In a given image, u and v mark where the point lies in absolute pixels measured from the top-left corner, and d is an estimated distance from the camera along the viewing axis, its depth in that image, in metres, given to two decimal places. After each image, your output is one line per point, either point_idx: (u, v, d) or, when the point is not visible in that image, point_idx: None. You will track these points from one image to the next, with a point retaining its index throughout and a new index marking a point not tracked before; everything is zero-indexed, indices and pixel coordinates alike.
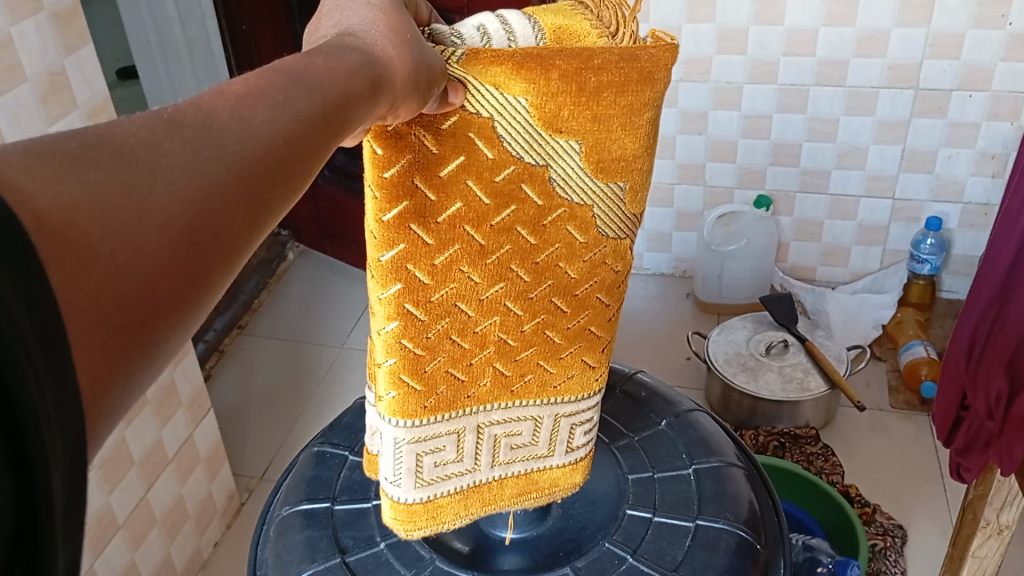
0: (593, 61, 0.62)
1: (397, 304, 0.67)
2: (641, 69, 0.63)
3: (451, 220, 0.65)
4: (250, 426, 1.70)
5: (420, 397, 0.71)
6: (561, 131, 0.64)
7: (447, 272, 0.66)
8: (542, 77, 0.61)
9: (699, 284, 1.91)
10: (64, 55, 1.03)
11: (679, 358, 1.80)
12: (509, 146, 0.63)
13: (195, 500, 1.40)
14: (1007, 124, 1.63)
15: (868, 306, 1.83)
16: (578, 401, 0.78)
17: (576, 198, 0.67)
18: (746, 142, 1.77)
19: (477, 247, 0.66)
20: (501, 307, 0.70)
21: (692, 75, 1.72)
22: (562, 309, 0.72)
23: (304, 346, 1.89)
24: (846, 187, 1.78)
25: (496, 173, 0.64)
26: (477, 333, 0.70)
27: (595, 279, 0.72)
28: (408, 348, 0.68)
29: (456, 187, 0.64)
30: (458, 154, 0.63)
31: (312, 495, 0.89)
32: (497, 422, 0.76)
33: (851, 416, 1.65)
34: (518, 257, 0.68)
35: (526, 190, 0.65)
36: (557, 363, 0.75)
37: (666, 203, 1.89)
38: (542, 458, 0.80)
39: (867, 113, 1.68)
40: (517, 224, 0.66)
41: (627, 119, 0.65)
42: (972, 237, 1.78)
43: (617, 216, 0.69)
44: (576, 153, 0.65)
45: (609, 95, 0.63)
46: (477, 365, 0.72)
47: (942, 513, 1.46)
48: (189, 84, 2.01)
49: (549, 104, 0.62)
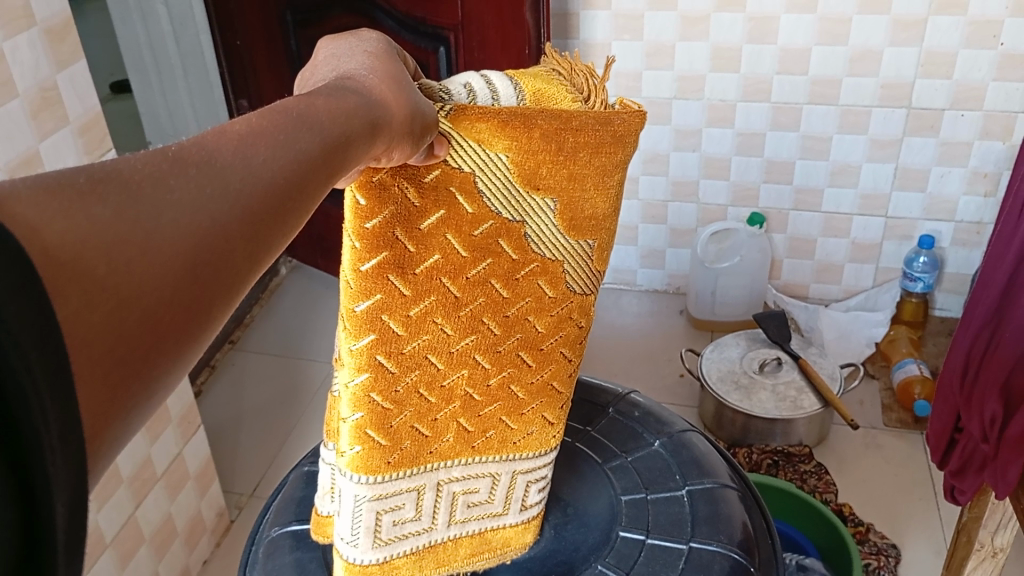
0: (571, 123, 0.63)
1: (369, 356, 0.65)
2: (614, 132, 0.64)
3: (428, 272, 0.65)
4: (240, 443, 1.69)
5: (385, 452, 0.69)
6: (538, 188, 0.65)
7: (421, 323, 0.66)
8: (524, 135, 0.62)
9: (692, 301, 1.90)
10: (56, 69, 1.03)
11: (673, 375, 1.79)
12: (489, 202, 0.64)
13: (184, 518, 1.39)
14: (999, 143, 1.64)
15: (861, 323, 1.83)
16: (535, 458, 0.78)
17: (547, 253, 0.68)
18: (739, 159, 1.77)
19: (451, 299, 0.66)
20: (470, 359, 0.70)
21: (686, 93, 1.72)
22: (527, 364, 0.72)
23: (295, 361, 1.88)
24: (839, 205, 1.78)
25: (472, 231, 0.65)
26: (443, 386, 0.70)
27: (561, 334, 0.72)
28: (376, 402, 0.67)
29: (434, 240, 0.64)
30: (439, 208, 0.63)
31: (301, 516, 0.89)
32: (457, 479, 0.75)
33: (845, 433, 1.65)
34: (490, 310, 0.68)
35: (502, 245, 0.66)
36: (518, 420, 0.75)
37: (659, 220, 1.89)
38: (497, 516, 0.79)
39: (859, 131, 1.68)
40: (491, 277, 0.67)
41: (599, 178, 0.66)
42: (965, 255, 1.78)
43: (584, 272, 0.71)
44: (550, 211, 0.66)
45: (585, 155, 0.64)
46: (442, 420, 0.71)
47: (936, 532, 1.45)
48: (182, 98, 1.99)
49: (528, 161, 0.63)
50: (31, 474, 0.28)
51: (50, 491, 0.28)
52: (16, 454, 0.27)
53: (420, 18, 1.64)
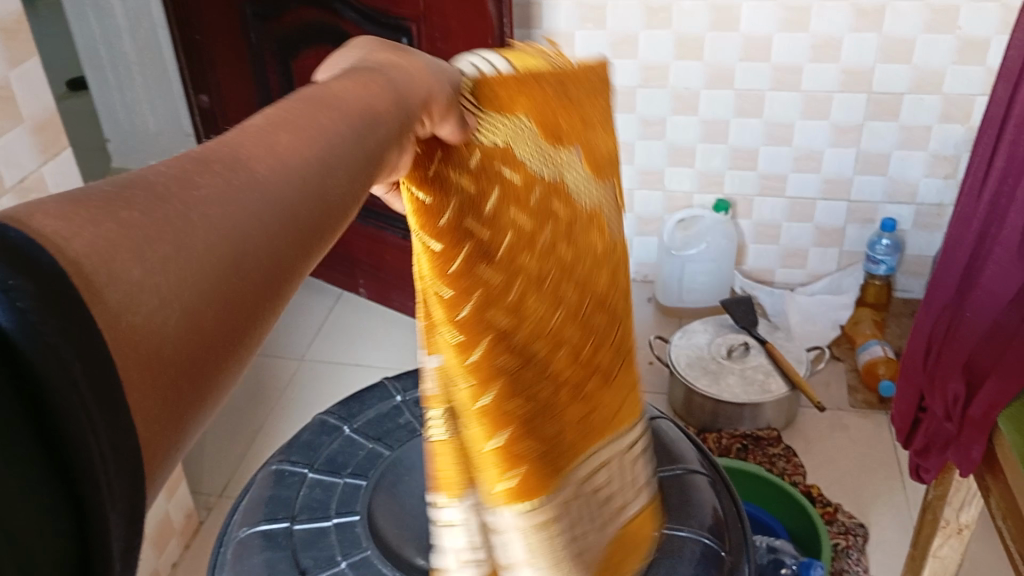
0: (557, 77, 0.74)
1: (484, 366, 0.64)
2: (585, 78, 0.77)
3: (508, 252, 0.69)
4: (208, 443, 1.67)
5: (533, 462, 0.64)
6: (559, 143, 0.75)
7: (519, 306, 0.69)
8: (530, 97, 0.72)
9: (660, 289, 1.91)
10: (8, 67, 1.00)
11: (642, 362, 1.80)
12: (530, 166, 0.73)
13: (153, 520, 1.37)
14: (959, 127, 1.66)
15: (825, 308, 1.86)
16: (624, 436, 0.76)
17: (588, 203, 0.78)
18: (704, 146, 1.78)
19: (535, 275, 0.71)
20: (564, 333, 0.72)
21: (650, 82, 1.73)
22: (603, 322, 0.76)
23: (263, 359, 1.85)
24: (803, 190, 1.80)
25: (523, 228, 0.71)
26: (547, 368, 0.69)
27: (615, 284, 0.79)
28: (507, 407, 0.64)
29: (504, 218, 0.70)
30: (494, 187, 0.70)
31: (270, 515, 0.88)
32: (591, 477, 0.71)
33: (812, 416, 1.67)
34: (566, 275, 0.73)
35: (555, 204, 0.74)
36: (609, 393, 0.75)
37: (626, 208, 1.90)
38: (622, 509, 0.75)
39: (821, 117, 1.70)
40: (558, 239, 0.74)
41: (596, 118, 0.78)
42: (926, 237, 1.80)
43: (611, 213, 0.80)
44: (577, 161, 0.77)
45: (578, 99, 0.76)
46: (562, 412, 0.69)
47: (902, 511, 1.48)
48: (139, 92, 2.06)
49: (542, 116, 0.73)
50: (80, 495, 0.27)
51: (103, 507, 0.28)
52: (63, 471, 0.27)
53: (382, 9, 1.62)
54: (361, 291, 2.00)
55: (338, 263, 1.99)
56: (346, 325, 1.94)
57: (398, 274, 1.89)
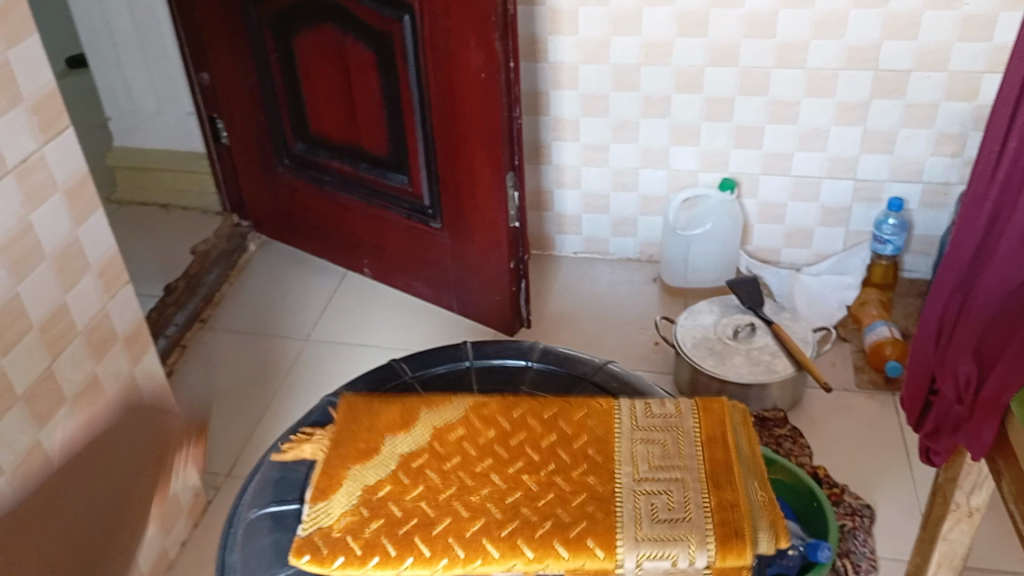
0: (341, 458, 0.97)
1: (441, 540, 0.88)
2: (358, 419, 1.02)
3: (410, 507, 0.92)
4: (214, 423, 1.67)
5: (534, 534, 0.88)
6: (382, 446, 0.99)
7: (418, 482, 0.94)
8: (346, 456, 0.98)
9: (665, 268, 1.90)
10: (4, 45, 0.99)
11: (647, 343, 1.79)
12: (375, 471, 0.96)
13: (160, 500, 1.37)
14: (964, 104, 1.65)
15: (832, 288, 1.85)
16: (629, 471, 0.95)
17: (426, 417, 1.02)
18: (708, 125, 1.77)
19: (436, 457, 0.97)
20: (489, 459, 0.97)
21: (653, 59, 1.71)
22: (535, 428, 1.00)
23: (267, 339, 1.86)
24: (808, 169, 1.78)
25: (409, 460, 0.97)
26: (538, 483, 0.94)
27: (494, 401, 1.03)
28: (488, 529, 0.89)
29: (381, 508, 0.92)
30: (367, 508, 0.92)
31: (279, 497, 0.97)
32: (645, 491, 0.92)
33: (818, 396, 1.67)
34: (467, 438, 0.99)
35: (406, 434, 1.00)
36: (573, 439, 0.99)
37: (630, 187, 1.88)
38: (679, 479, 0.93)
39: (826, 95, 1.68)
40: (429, 465, 0.96)
41: (390, 435, 1.00)
42: (932, 216, 1.79)
43: (443, 415, 1.02)
44: (404, 433, 1.00)
45: (362, 446, 0.99)
46: (546, 476, 0.95)
47: (909, 491, 1.48)
48: (138, 71, 2.04)
49: (354, 462, 0.97)
50: None
51: None
52: None
53: None
54: (365, 270, 1.97)
55: (339, 244, 1.97)
56: (350, 305, 1.93)
57: (403, 255, 1.85)
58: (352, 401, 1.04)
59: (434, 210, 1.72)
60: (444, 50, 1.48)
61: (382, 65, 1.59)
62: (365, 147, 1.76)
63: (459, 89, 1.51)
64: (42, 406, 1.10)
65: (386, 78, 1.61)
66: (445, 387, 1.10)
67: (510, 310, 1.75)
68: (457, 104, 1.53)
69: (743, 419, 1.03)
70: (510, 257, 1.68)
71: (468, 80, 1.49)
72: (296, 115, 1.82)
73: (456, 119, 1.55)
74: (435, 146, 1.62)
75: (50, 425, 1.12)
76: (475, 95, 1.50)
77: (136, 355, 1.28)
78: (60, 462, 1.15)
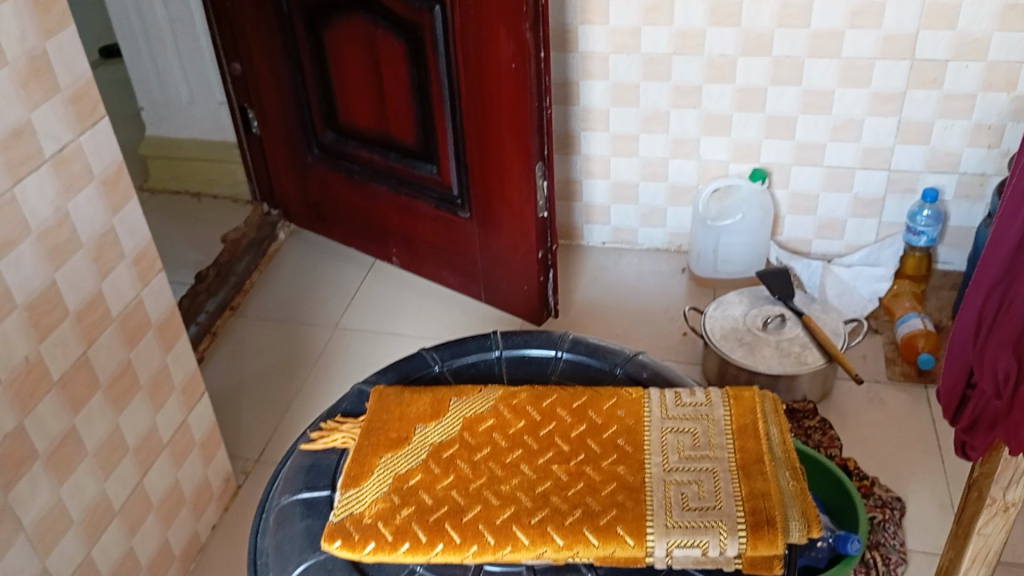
0: (372, 447, 0.98)
1: (473, 526, 0.89)
2: (388, 410, 1.02)
3: (442, 494, 0.92)
4: (245, 409, 1.69)
5: (565, 521, 0.89)
6: (412, 434, 0.99)
7: (449, 471, 0.95)
8: (377, 446, 0.98)
9: (694, 259, 1.89)
10: (43, 36, 1.00)
11: (675, 334, 1.78)
12: (406, 461, 0.97)
13: (192, 485, 1.39)
14: (1003, 95, 1.62)
15: (863, 279, 1.82)
16: (658, 460, 0.95)
17: (456, 406, 1.02)
18: (739, 115, 1.75)
19: (467, 447, 0.97)
20: (518, 448, 0.97)
21: (684, 49, 1.70)
22: (564, 416, 1.00)
23: (297, 327, 1.87)
24: (841, 160, 1.76)
25: (441, 450, 0.97)
26: (567, 473, 0.94)
27: (525, 391, 1.04)
28: (520, 515, 0.89)
29: (413, 497, 0.93)
30: (399, 496, 0.93)
31: (311, 484, 0.98)
32: (674, 480, 0.92)
33: (848, 388, 1.65)
34: (498, 427, 1.00)
35: (436, 422, 1.00)
36: (604, 428, 0.99)
37: (660, 178, 1.87)
38: (708, 468, 0.93)
39: (861, 85, 1.66)
40: (461, 453, 0.97)
41: (421, 424, 1.00)
42: (968, 208, 1.77)
43: (473, 404, 1.02)
44: (434, 422, 1.00)
45: (393, 435, 0.99)
46: (577, 465, 0.95)
47: (941, 486, 1.46)
48: (171, 60, 2.06)
49: (386, 452, 0.98)
50: None
51: None
52: None
53: None
54: (394, 260, 1.98)
55: (368, 233, 1.98)
56: (379, 293, 1.94)
57: (433, 245, 1.86)
58: (384, 391, 1.05)
59: (463, 200, 1.72)
60: (475, 41, 1.48)
61: (412, 55, 1.60)
62: (395, 136, 1.76)
63: (490, 80, 1.51)
64: (78, 391, 1.12)
65: (416, 68, 1.61)
66: (475, 377, 1.11)
67: (538, 300, 1.75)
68: (488, 95, 1.53)
69: (775, 407, 1.02)
70: (539, 247, 1.67)
71: (499, 70, 1.48)
72: (327, 105, 1.83)
73: (487, 109, 1.55)
74: (465, 136, 1.62)
75: (85, 410, 1.14)
76: (506, 86, 1.49)
77: (169, 342, 1.30)
78: (97, 447, 1.17)
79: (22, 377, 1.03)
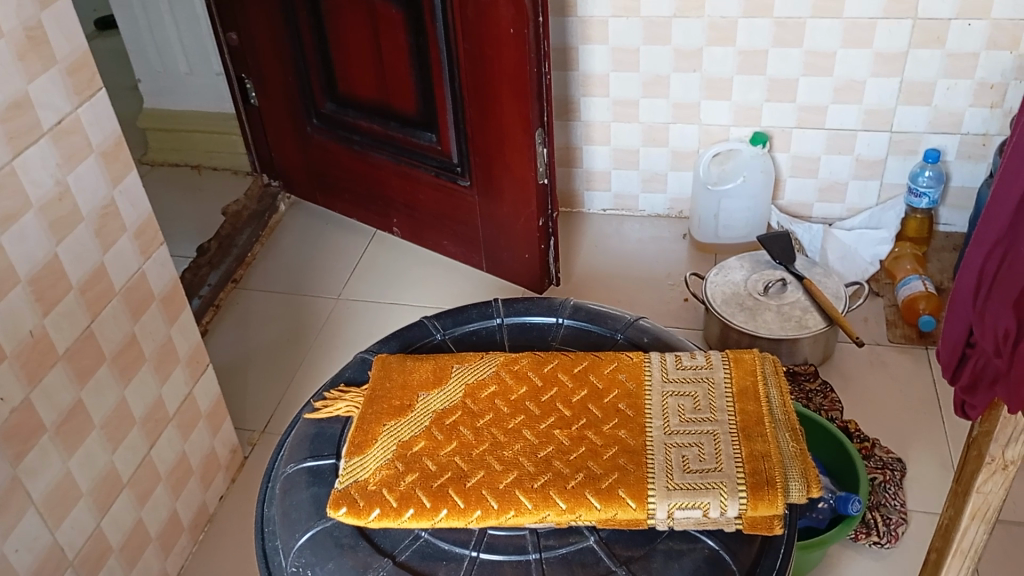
0: (376, 415, 0.99)
1: (476, 491, 0.90)
2: (391, 378, 1.03)
3: (444, 461, 0.93)
4: (250, 380, 1.70)
5: (567, 486, 0.90)
6: (415, 402, 1.00)
7: (452, 437, 0.96)
8: (381, 413, 0.99)
9: (695, 225, 1.89)
10: (39, 7, 0.99)
11: (677, 300, 1.78)
12: (409, 428, 0.97)
13: (199, 456, 1.41)
14: (1007, 53, 1.61)
15: (865, 242, 1.82)
16: (657, 424, 0.95)
17: (458, 372, 1.03)
18: (741, 78, 1.74)
19: (469, 414, 0.98)
20: (521, 414, 0.98)
21: (686, 11, 1.68)
22: (565, 381, 1.01)
23: (300, 298, 1.87)
24: (844, 122, 1.75)
25: (443, 417, 0.98)
26: (569, 437, 0.95)
27: (528, 357, 1.04)
28: (523, 480, 0.90)
29: (416, 464, 0.94)
30: (403, 464, 0.94)
31: (316, 453, 0.99)
32: (676, 444, 0.93)
33: (850, 351, 1.66)
34: (499, 393, 1.00)
35: (439, 389, 1.01)
36: (606, 393, 0.99)
37: (661, 143, 1.87)
38: (708, 431, 0.94)
39: (864, 45, 1.65)
40: (464, 420, 0.97)
41: (423, 391, 1.01)
42: (970, 169, 1.76)
43: (476, 370, 1.03)
44: (437, 390, 1.01)
45: (396, 402, 1.00)
46: (579, 430, 0.96)
47: (942, 447, 1.48)
48: (168, 30, 2.05)
49: (389, 420, 0.98)
50: None
51: None
52: None
53: None
54: (395, 231, 1.99)
55: (370, 204, 1.98)
56: (381, 264, 1.95)
57: (434, 214, 1.86)
58: (388, 358, 1.06)
59: (463, 167, 1.72)
60: (475, 6, 1.46)
61: (411, 23, 1.58)
62: (395, 105, 1.75)
63: (490, 46, 1.49)
64: (85, 363, 1.13)
65: (415, 35, 1.59)
66: (477, 345, 1.11)
67: (539, 268, 1.75)
68: (488, 60, 1.51)
69: (775, 369, 1.03)
70: (539, 216, 1.67)
71: (499, 36, 1.47)
72: (326, 74, 1.82)
73: (487, 76, 1.54)
74: (465, 103, 1.61)
75: (92, 381, 1.15)
76: (508, 51, 1.48)
77: (174, 315, 1.30)
78: (105, 419, 1.18)
79: (29, 350, 1.04)
